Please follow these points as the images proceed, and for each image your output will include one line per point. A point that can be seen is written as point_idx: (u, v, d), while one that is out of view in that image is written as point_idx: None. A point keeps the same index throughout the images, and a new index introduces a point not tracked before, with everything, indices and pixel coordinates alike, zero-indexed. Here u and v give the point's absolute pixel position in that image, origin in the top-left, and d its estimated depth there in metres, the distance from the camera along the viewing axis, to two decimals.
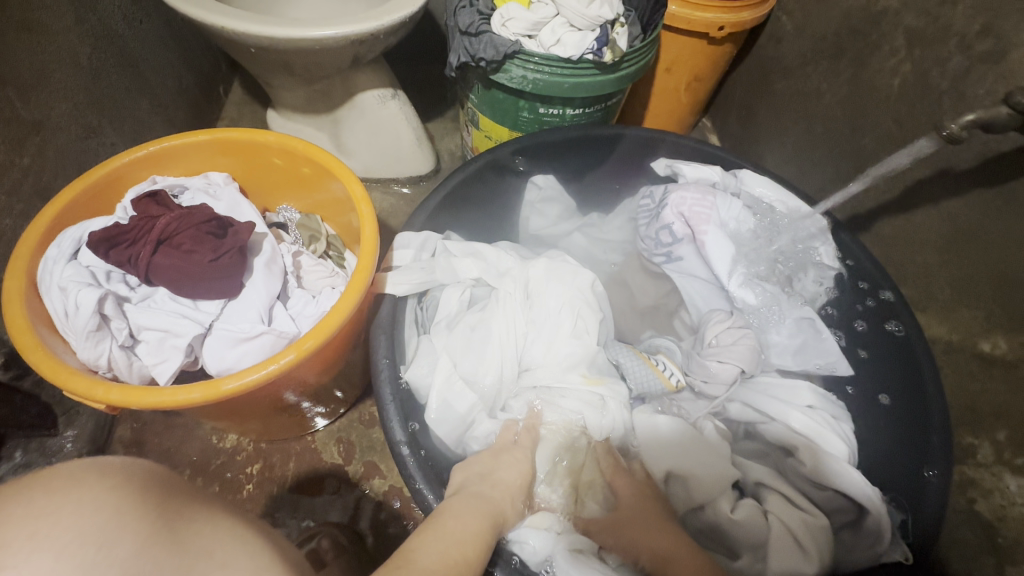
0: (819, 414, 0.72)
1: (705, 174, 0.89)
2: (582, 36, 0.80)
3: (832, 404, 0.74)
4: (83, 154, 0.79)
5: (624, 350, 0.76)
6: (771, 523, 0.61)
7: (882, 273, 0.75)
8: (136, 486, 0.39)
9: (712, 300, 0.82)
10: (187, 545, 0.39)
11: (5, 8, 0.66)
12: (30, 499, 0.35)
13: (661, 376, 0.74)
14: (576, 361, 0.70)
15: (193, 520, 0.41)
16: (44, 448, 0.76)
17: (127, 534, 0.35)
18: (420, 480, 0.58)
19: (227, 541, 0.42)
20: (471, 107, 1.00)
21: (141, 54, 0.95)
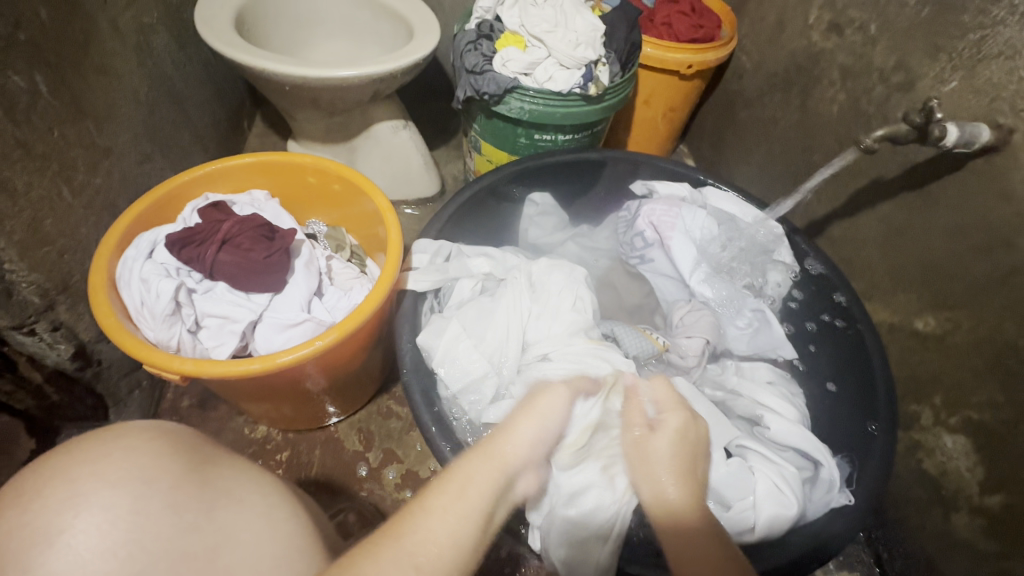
0: (776, 388, 0.87)
1: (677, 190, 1.02)
2: (570, 74, 0.95)
3: (787, 383, 0.89)
4: (140, 177, 0.90)
5: (625, 326, 0.85)
6: (756, 475, 0.72)
7: (840, 277, 0.87)
8: (169, 437, 0.49)
9: (674, 294, 0.99)
10: (216, 480, 0.48)
11: (88, 54, 0.79)
12: (94, 447, 0.46)
13: (649, 341, 0.84)
14: (577, 330, 0.80)
15: (222, 465, 0.51)
16: None
17: (168, 470, 0.46)
18: (444, 443, 0.68)
19: (250, 481, 0.51)
20: (474, 135, 1.14)
21: (186, 92, 1.08)
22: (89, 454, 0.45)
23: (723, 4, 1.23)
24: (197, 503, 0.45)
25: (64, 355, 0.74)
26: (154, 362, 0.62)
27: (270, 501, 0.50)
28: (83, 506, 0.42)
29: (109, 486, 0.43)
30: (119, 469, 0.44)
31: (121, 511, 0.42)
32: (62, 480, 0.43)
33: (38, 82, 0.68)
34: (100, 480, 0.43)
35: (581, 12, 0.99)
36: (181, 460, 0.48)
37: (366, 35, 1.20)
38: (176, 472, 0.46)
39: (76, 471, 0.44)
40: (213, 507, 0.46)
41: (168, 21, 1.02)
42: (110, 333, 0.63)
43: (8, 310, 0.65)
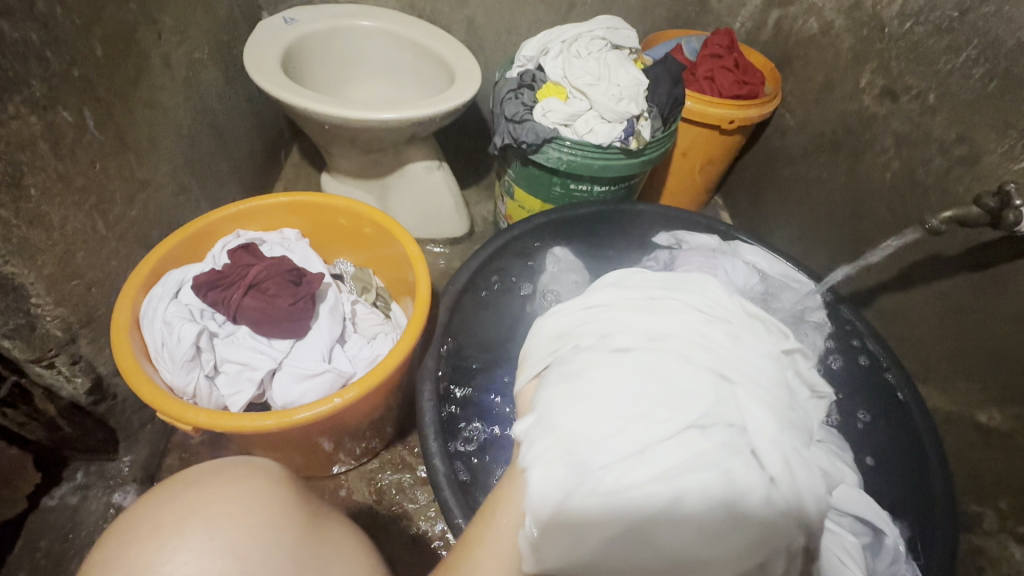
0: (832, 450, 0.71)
1: (705, 242, 0.97)
2: (612, 128, 0.93)
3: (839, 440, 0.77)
4: (174, 209, 0.90)
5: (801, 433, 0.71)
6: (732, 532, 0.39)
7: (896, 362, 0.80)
8: (287, 487, 0.49)
9: None
10: (327, 539, 0.47)
11: (136, 88, 0.79)
12: (224, 485, 0.45)
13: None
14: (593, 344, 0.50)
15: (330, 522, 0.50)
16: (103, 471, 0.82)
17: (288, 525, 0.45)
18: (459, 514, 0.65)
19: (352, 544, 0.50)
20: (507, 181, 1.13)
21: (227, 124, 1.09)
22: (222, 491, 0.45)
23: (767, 60, 1.21)
24: (315, 555, 0.45)
25: (79, 390, 0.73)
26: (177, 420, 0.60)
27: (366, 562, 0.50)
28: (216, 548, 0.41)
29: (237, 528, 0.42)
30: (242, 515, 0.43)
31: (250, 564, 0.41)
32: (196, 518, 0.42)
33: (86, 116, 0.69)
34: (225, 525, 0.42)
35: (624, 65, 0.98)
36: (300, 509, 0.48)
37: (407, 76, 1.21)
38: (297, 522, 0.46)
39: (208, 509, 0.43)
40: (325, 563, 0.45)
41: (217, 56, 1.04)
42: (129, 375, 0.61)
43: (29, 343, 0.64)
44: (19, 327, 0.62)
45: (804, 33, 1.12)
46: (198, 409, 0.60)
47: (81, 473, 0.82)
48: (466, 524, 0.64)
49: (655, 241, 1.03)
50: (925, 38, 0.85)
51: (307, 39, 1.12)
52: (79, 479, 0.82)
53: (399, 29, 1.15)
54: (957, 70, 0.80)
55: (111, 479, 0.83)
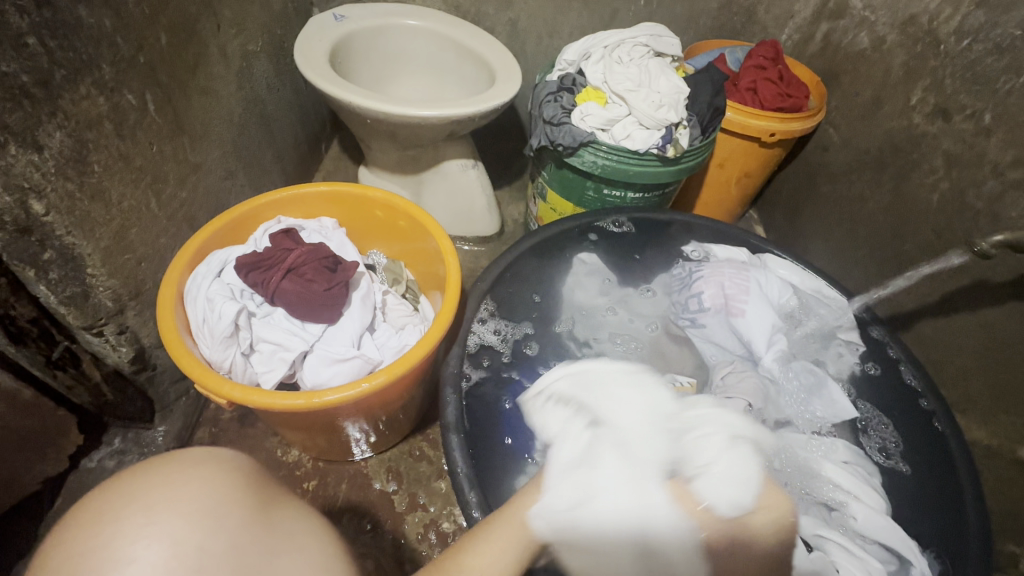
0: (856, 472, 0.74)
1: (736, 255, 0.97)
2: (650, 134, 0.93)
3: (864, 459, 0.77)
4: (221, 192, 0.94)
5: (844, 472, 0.73)
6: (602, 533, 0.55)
7: (929, 382, 0.79)
8: (238, 471, 0.48)
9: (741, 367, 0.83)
10: (278, 523, 0.47)
11: (194, 76, 0.83)
12: (165, 472, 0.45)
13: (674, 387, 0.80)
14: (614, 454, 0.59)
15: (286, 508, 0.50)
16: (139, 439, 0.87)
17: (231, 513, 0.44)
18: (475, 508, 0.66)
19: (310, 528, 0.50)
20: (541, 182, 1.13)
21: (274, 115, 1.13)
22: (161, 477, 0.44)
23: (813, 74, 1.19)
24: (263, 541, 0.44)
25: (124, 358, 0.76)
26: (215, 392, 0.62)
27: (328, 548, 0.49)
28: (156, 536, 0.41)
29: (180, 515, 0.42)
30: (184, 499, 0.43)
31: (189, 548, 0.41)
32: (135, 506, 0.42)
33: (147, 100, 0.73)
34: (170, 511, 0.42)
35: (665, 73, 0.98)
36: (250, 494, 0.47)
37: (448, 76, 1.23)
38: (245, 505, 0.45)
39: (149, 498, 0.42)
40: (273, 547, 0.45)
41: (270, 50, 1.08)
42: (170, 348, 0.64)
43: (82, 310, 0.68)
44: (75, 295, 0.66)
45: (854, 47, 1.09)
46: (239, 386, 0.63)
47: (118, 438, 0.86)
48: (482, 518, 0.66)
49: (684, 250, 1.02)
50: (983, 56, 0.82)
51: (355, 37, 1.15)
52: (116, 445, 0.85)
53: (444, 30, 1.18)
54: (1018, 90, 0.78)
55: (145, 446, 0.87)
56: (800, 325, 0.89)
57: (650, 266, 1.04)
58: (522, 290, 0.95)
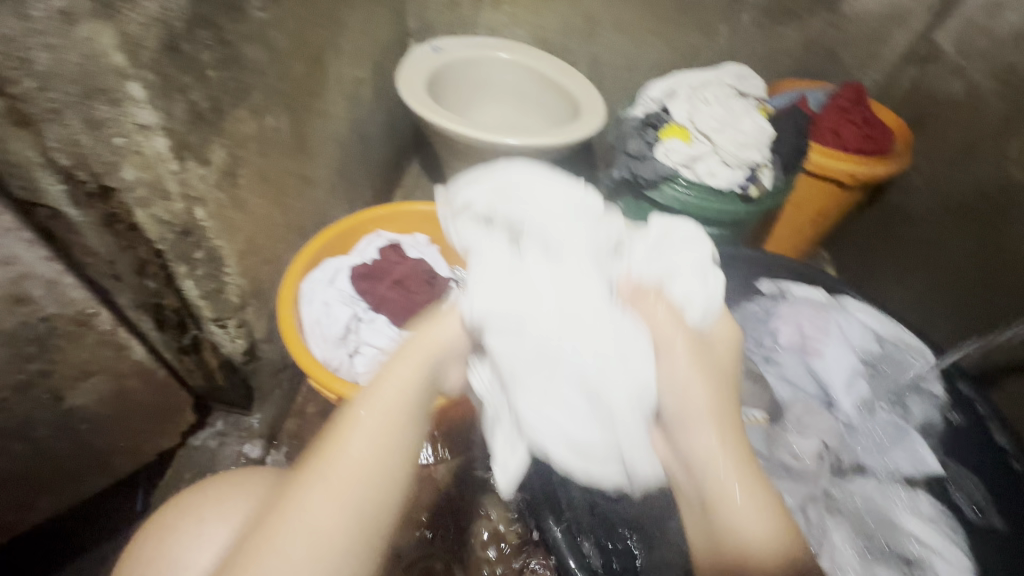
0: (937, 526, 0.74)
1: (814, 294, 0.96)
2: (733, 173, 0.96)
3: (945, 516, 0.76)
4: (325, 204, 1.03)
5: (923, 525, 0.73)
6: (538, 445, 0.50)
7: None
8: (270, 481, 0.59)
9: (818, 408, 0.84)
10: None
11: (316, 101, 0.93)
12: (214, 488, 0.58)
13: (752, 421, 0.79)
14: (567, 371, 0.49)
15: None
16: (238, 424, 0.95)
17: None
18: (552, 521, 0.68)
19: None
20: (615, 211, 1.17)
21: (371, 135, 1.23)
22: (211, 492, 0.57)
23: (898, 118, 1.20)
24: None
25: (238, 349, 0.85)
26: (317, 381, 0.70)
27: None
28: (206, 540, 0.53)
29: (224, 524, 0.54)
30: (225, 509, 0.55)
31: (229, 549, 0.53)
32: (190, 518, 0.55)
33: (282, 122, 0.82)
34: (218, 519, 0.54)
35: (750, 113, 1.00)
36: None
37: (530, 105, 1.30)
38: None
39: (201, 510, 0.55)
40: None
41: (374, 77, 1.18)
42: (289, 341, 0.73)
43: (214, 304, 0.76)
44: (211, 291, 0.75)
45: None
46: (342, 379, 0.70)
47: (220, 421, 0.95)
48: (558, 533, 0.67)
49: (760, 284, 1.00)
50: None
51: (449, 66, 1.23)
52: (218, 428, 0.95)
53: (532, 63, 1.25)
54: None
55: (242, 430, 0.95)
56: (879, 373, 0.88)
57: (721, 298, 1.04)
58: None
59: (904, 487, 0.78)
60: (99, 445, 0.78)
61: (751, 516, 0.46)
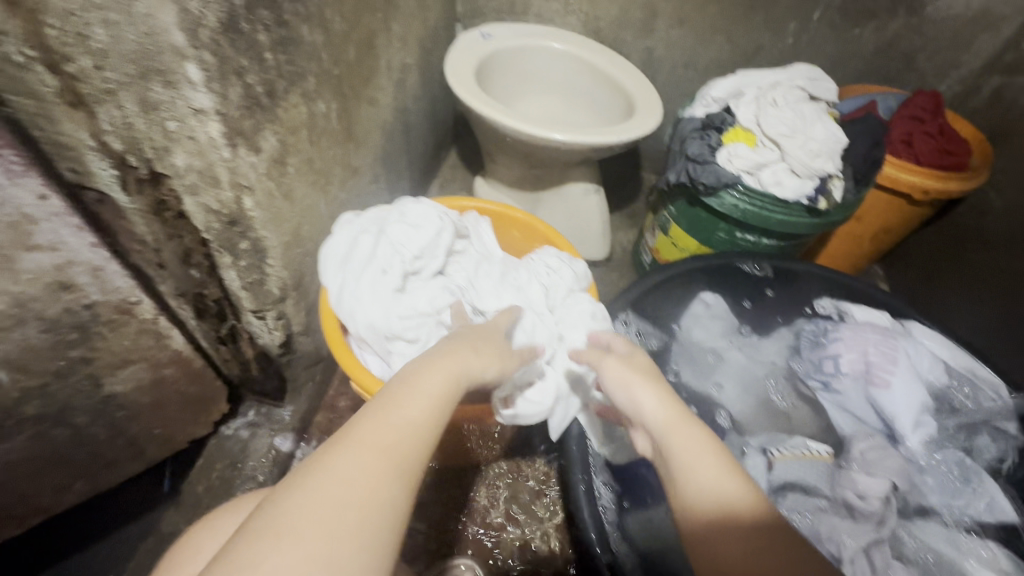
0: None
1: (877, 318, 0.90)
2: (802, 184, 0.89)
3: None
4: (367, 194, 1.00)
5: None
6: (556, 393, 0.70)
7: None
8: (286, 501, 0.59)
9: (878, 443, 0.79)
10: None
11: (366, 87, 0.89)
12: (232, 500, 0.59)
13: (812, 455, 0.77)
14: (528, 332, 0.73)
15: None
16: (270, 415, 0.93)
17: None
18: (596, 541, 0.66)
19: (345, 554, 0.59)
20: (665, 216, 1.12)
21: (414, 124, 1.19)
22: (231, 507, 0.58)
23: (976, 131, 1.12)
24: None
25: (275, 341, 0.83)
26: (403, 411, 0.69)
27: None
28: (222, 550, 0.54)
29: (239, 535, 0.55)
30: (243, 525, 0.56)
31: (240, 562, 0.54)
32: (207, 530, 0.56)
33: (332, 109, 0.79)
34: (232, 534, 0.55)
35: (823, 120, 0.93)
36: None
37: (579, 99, 1.24)
38: None
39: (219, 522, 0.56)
40: None
41: (421, 62, 1.14)
42: (334, 345, 0.73)
43: (256, 295, 0.74)
44: (254, 282, 0.72)
45: None
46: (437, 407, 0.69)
47: (252, 411, 0.93)
48: (598, 549, 0.65)
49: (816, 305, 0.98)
50: None
51: (498, 55, 1.18)
52: (250, 417, 0.92)
53: (585, 55, 1.19)
54: None
55: (274, 423, 0.93)
56: (951, 407, 0.82)
57: (769, 312, 1.02)
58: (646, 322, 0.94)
59: (974, 536, 0.73)
60: (136, 431, 0.77)
61: (714, 484, 0.49)
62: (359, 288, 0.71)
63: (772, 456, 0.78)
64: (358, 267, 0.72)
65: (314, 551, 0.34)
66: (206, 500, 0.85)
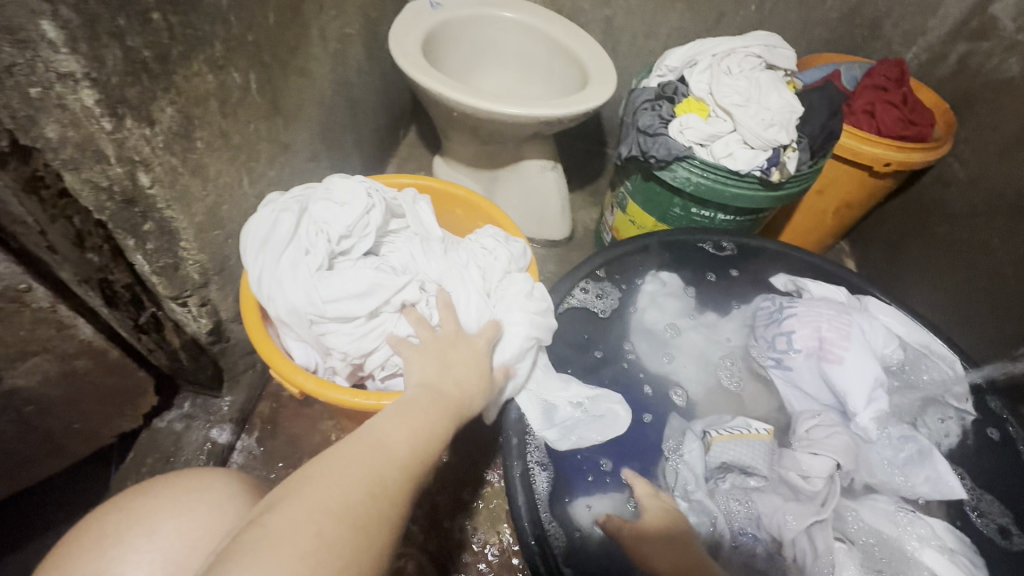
0: (955, 557, 0.67)
1: (832, 293, 0.88)
2: (754, 155, 0.85)
3: (968, 546, 0.69)
4: (305, 174, 0.95)
5: (940, 556, 0.67)
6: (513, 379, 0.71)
7: None
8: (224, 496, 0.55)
9: (828, 419, 0.77)
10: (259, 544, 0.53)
11: (294, 58, 0.84)
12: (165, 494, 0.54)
13: (752, 434, 0.75)
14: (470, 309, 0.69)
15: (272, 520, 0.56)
16: (206, 407, 0.89)
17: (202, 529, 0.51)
18: (524, 518, 0.66)
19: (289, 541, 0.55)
20: (622, 192, 1.08)
21: (361, 99, 1.13)
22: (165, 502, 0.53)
23: (941, 101, 1.08)
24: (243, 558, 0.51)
25: (202, 329, 0.78)
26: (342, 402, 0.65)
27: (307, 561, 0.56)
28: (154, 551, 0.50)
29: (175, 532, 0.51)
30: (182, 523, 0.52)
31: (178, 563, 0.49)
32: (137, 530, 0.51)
33: (251, 80, 0.73)
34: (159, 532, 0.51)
35: (778, 88, 0.89)
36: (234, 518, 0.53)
37: (535, 72, 1.19)
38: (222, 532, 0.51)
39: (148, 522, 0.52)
40: None
41: (365, 34, 1.08)
42: (251, 328, 0.70)
43: (171, 281, 0.69)
44: (167, 267, 0.68)
45: None
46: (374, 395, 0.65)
47: (187, 403, 0.88)
48: (530, 530, 0.65)
49: (773, 282, 0.95)
50: None
51: (448, 25, 1.12)
52: (185, 409, 0.88)
53: (539, 24, 1.14)
54: None
55: (211, 414, 0.88)
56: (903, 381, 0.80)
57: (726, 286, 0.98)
58: (597, 300, 0.90)
59: (920, 512, 0.72)
60: (50, 427, 0.73)
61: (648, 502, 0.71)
62: (279, 270, 0.66)
63: (711, 437, 0.76)
64: (278, 249, 0.66)
65: (338, 536, 0.38)
66: None
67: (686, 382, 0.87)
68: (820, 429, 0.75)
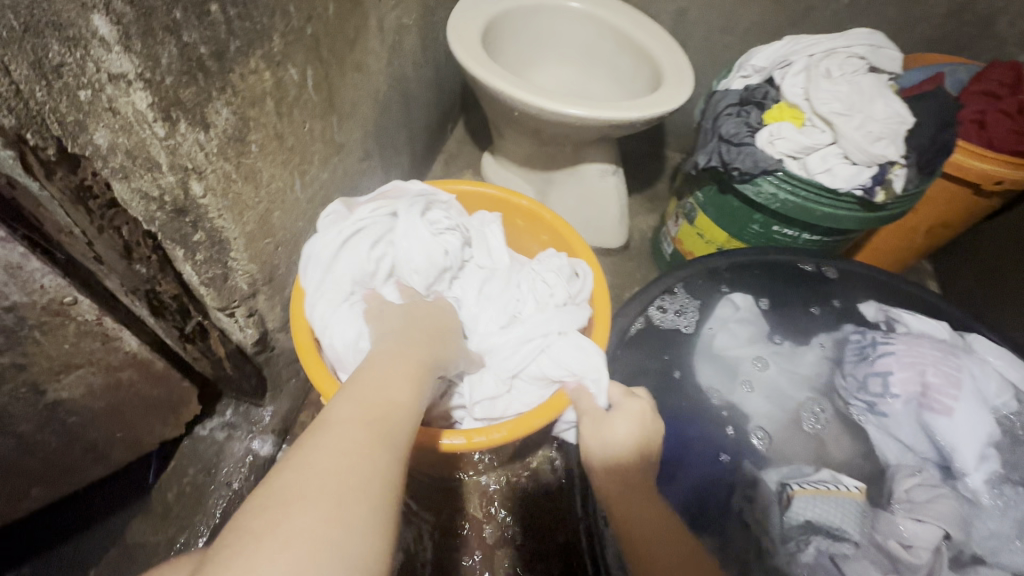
0: None
1: (932, 330, 0.78)
2: (857, 172, 0.76)
3: None
4: (357, 174, 0.89)
5: None
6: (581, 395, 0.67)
7: None
8: None
9: (930, 480, 0.68)
10: None
11: (352, 52, 0.78)
12: None
13: (843, 492, 0.66)
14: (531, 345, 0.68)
15: None
16: (248, 415, 0.85)
17: None
18: None
19: None
20: (691, 202, 0.99)
21: (413, 94, 1.07)
22: None
23: None
24: None
25: (248, 339, 0.74)
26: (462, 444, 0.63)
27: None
28: None
29: None
30: None
31: None
32: None
33: (308, 76, 0.68)
34: None
35: (886, 95, 0.79)
36: None
37: (598, 68, 1.11)
38: None
39: None
40: None
41: (421, 24, 1.01)
42: (302, 351, 0.67)
43: (219, 292, 0.65)
44: (215, 277, 0.63)
45: None
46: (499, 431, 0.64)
47: (230, 410, 0.84)
48: None
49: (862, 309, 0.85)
50: None
51: (508, 15, 1.05)
52: (227, 417, 0.84)
53: (607, 16, 1.05)
54: None
55: (253, 424, 0.84)
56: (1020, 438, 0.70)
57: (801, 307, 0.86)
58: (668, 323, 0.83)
59: None
60: (94, 436, 0.70)
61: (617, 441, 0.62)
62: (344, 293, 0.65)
63: (791, 490, 0.67)
64: (343, 277, 0.65)
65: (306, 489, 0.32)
66: (177, 508, 0.78)
67: (760, 418, 0.77)
68: (923, 491, 0.66)
